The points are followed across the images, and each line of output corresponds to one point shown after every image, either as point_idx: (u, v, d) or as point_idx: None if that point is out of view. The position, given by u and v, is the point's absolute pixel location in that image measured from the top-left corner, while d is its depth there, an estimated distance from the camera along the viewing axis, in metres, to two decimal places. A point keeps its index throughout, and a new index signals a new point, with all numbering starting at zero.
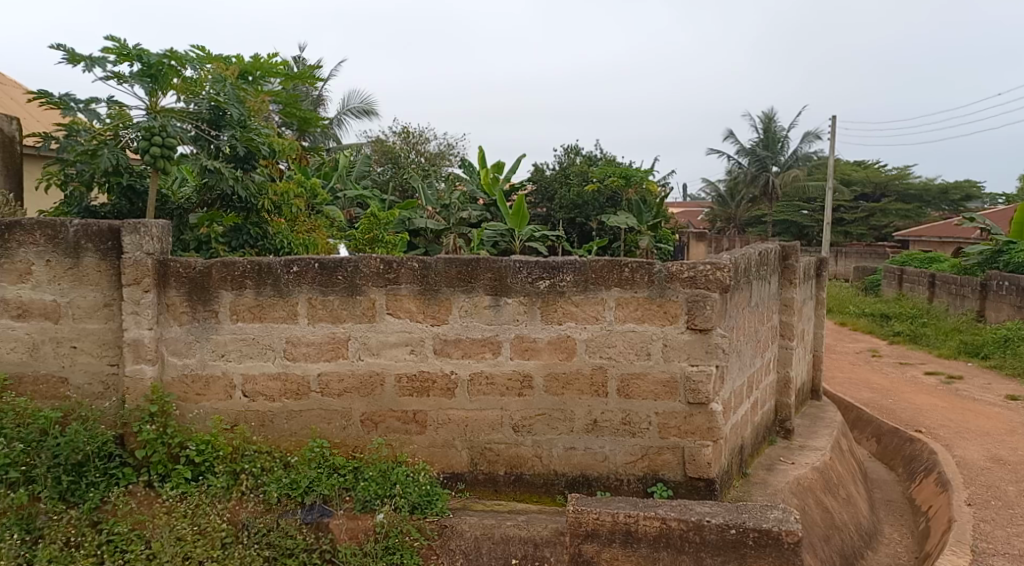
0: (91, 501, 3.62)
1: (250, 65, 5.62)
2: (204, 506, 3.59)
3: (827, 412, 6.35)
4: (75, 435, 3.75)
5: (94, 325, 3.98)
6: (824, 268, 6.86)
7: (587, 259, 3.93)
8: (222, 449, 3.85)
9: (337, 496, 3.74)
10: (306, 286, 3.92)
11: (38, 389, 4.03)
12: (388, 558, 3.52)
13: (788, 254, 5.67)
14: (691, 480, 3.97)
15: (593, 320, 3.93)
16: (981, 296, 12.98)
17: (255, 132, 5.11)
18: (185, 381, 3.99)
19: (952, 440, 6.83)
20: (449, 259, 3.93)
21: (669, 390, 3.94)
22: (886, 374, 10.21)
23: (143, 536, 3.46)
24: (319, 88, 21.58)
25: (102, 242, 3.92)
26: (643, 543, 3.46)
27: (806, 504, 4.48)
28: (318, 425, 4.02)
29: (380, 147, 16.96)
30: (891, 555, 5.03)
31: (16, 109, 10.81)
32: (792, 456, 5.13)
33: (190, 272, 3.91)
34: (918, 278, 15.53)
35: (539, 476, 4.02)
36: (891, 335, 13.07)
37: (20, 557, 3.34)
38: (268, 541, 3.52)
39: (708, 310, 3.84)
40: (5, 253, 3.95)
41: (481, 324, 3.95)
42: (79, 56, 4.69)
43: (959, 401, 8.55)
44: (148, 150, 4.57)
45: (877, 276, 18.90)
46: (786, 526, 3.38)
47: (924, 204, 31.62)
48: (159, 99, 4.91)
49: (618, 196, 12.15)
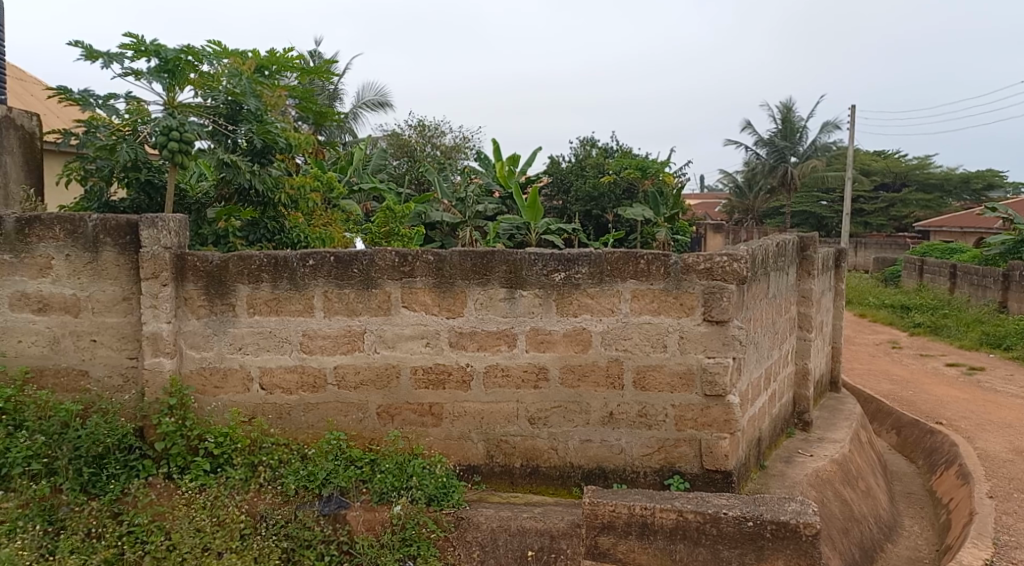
0: (112, 493, 3.67)
1: (266, 60, 5.53)
2: (223, 497, 3.61)
3: (847, 404, 6.30)
4: (96, 427, 3.82)
5: (113, 319, 4.02)
6: (844, 258, 6.78)
7: (603, 251, 3.91)
8: (239, 442, 3.88)
9: (354, 488, 3.76)
10: (322, 279, 3.93)
11: (59, 381, 4.08)
12: (405, 549, 3.54)
13: (806, 245, 5.60)
14: (708, 472, 3.95)
15: (609, 313, 3.92)
16: (1003, 287, 12.79)
17: (271, 124, 5.09)
18: (203, 373, 4.02)
19: (974, 432, 6.75)
20: (464, 251, 3.93)
21: (685, 382, 3.92)
22: (907, 365, 10.12)
23: (163, 527, 3.50)
24: (336, 84, 21.69)
25: (120, 236, 3.95)
26: (659, 536, 3.45)
27: (824, 496, 4.45)
28: (334, 417, 4.04)
29: (395, 139, 16.94)
30: (911, 547, 4.99)
31: (37, 104, 10.95)
32: (811, 448, 5.10)
33: (207, 266, 3.93)
34: (939, 269, 15.33)
35: (554, 469, 4.02)
36: (911, 326, 12.93)
37: (42, 548, 3.37)
38: (286, 533, 3.55)
39: (724, 302, 3.82)
40: (26, 248, 4.00)
41: (497, 316, 3.94)
42: (97, 53, 4.72)
43: (980, 393, 8.45)
44: (165, 145, 4.57)
45: (896, 268, 18.71)
46: (804, 519, 3.36)
47: (946, 194, 31.22)
48: (177, 94, 4.94)
49: (634, 187, 12.10)
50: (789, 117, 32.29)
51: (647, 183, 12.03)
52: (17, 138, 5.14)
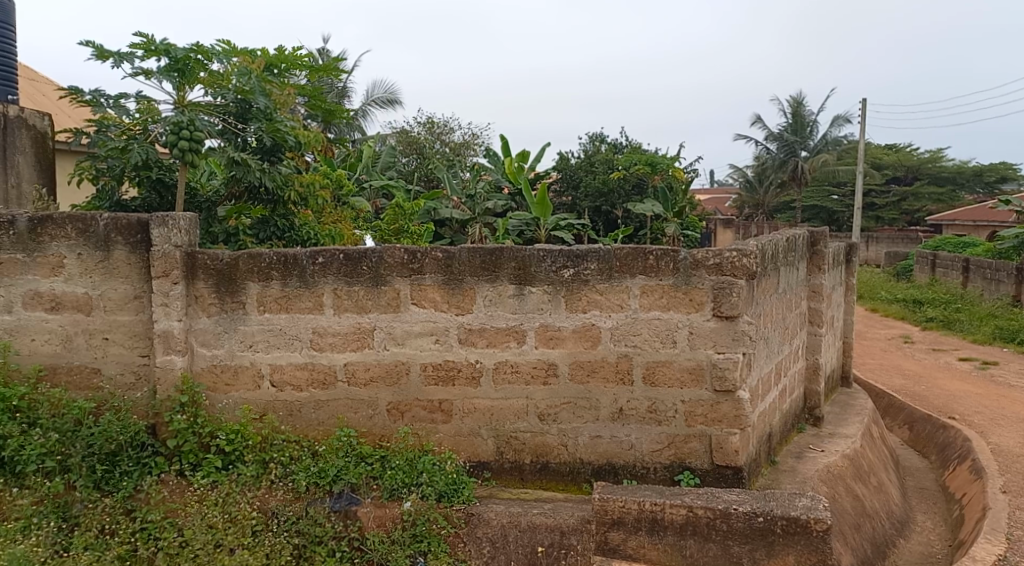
0: (125, 490, 3.71)
1: (276, 58, 5.52)
2: (234, 494, 3.64)
3: (858, 399, 6.27)
4: (109, 425, 3.85)
5: (125, 317, 4.05)
6: (854, 253, 6.74)
7: (611, 247, 3.90)
8: (250, 439, 3.91)
9: (365, 484, 3.78)
10: (331, 277, 3.95)
11: (71, 379, 4.12)
12: (415, 545, 3.55)
13: (816, 240, 5.56)
14: (718, 468, 3.95)
15: (618, 308, 3.91)
16: (1017, 280, 12.66)
17: (281, 122, 5.12)
18: (214, 371, 4.04)
19: (988, 427, 6.69)
20: (473, 248, 3.93)
21: (695, 377, 3.91)
22: (919, 360, 10.05)
23: (176, 524, 3.53)
24: (344, 82, 21.73)
25: (132, 236, 3.98)
26: (669, 532, 3.45)
27: (836, 491, 4.42)
28: (344, 414, 4.05)
29: (405, 136, 16.93)
30: (924, 543, 4.96)
31: (49, 105, 11.00)
32: (822, 443, 5.08)
33: (217, 264, 3.95)
34: (952, 262, 15.22)
35: (564, 465, 4.02)
36: (924, 321, 12.85)
37: (57, 544, 3.40)
38: (298, 529, 3.58)
39: (734, 297, 3.81)
40: (38, 247, 4.03)
41: (505, 313, 3.95)
42: (108, 53, 4.75)
43: (994, 387, 8.39)
44: (176, 144, 4.61)
45: (908, 262, 18.58)
46: (815, 515, 3.35)
47: (958, 188, 30.98)
48: (188, 93, 4.97)
49: (644, 183, 12.00)
50: (799, 111, 32.03)
51: (655, 178, 12.03)
52: (29, 138, 5.16)
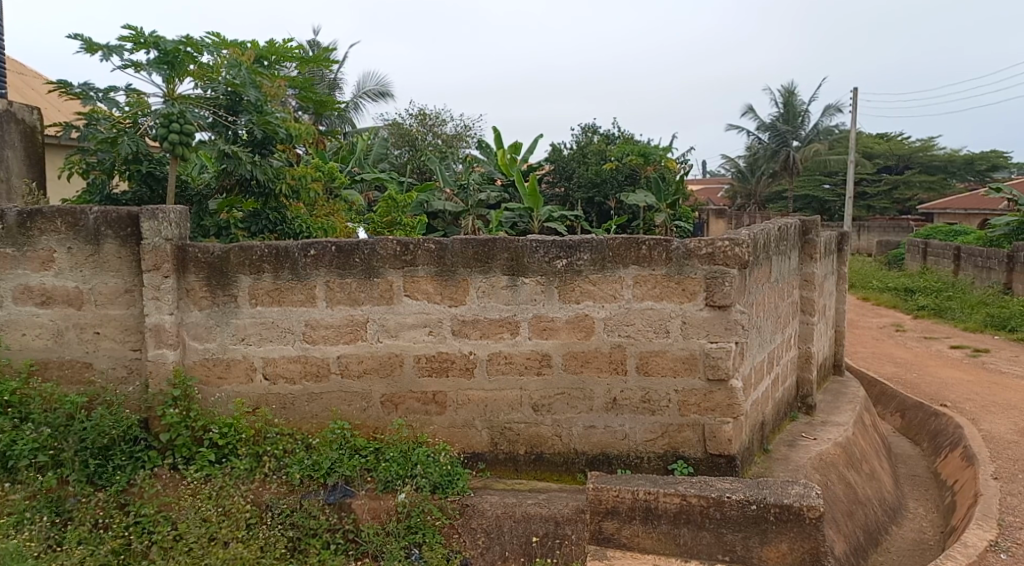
0: (118, 484, 3.70)
1: (265, 51, 5.43)
2: (229, 487, 3.62)
3: (850, 387, 6.30)
4: (102, 419, 3.85)
5: (116, 311, 4.03)
6: (845, 242, 6.75)
7: (605, 238, 3.90)
8: (244, 432, 3.90)
9: (359, 477, 3.77)
10: (324, 269, 3.93)
11: (63, 373, 4.10)
12: (410, 537, 3.56)
13: (807, 229, 5.58)
14: (712, 457, 3.96)
15: (611, 299, 3.91)
16: (1009, 268, 12.70)
17: (272, 115, 5.08)
18: (207, 364, 4.02)
19: (979, 414, 6.73)
20: (466, 239, 3.91)
21: (688, 366, 3.92)
22: (911, 348, 10.09)
23: (169, 518, 3.53)
24: (335, 73, 21.69)
25: (122, 229, 3.96)
26: (663, 520, 3.46)
27: (828, 479, 4.45)
28: (338, 407, 4.05)
29: (396, 128, 16.84)
30: (916, 529, 4.99)
31: (38, 100, 10.93)
32: (815, 431, 5.10)
33: (209, 257, 3.93)
34: (944, 250, 15.27)
35: (558, 455, 4.03)
36: (914, 310, 12.92)
37: (51, 539, 3.40)
38: (292, 521, 3.58)
39: (727, 286, 3.82)
40: (28, 241, 4.00)
41: (499, 304, 3.94)
42: (97, 45, 4.71)
43: (986, 375, 8.43)
44: (166, 137, 4.58)
45: (900, 251, 18.63)
46: (807, 502, 3.36)
47: (949, 176, 31.07)
48: (177, 86, 4.94)
49: (636, 173, 12.08)
50: (791, 100, 32.08)
51: (648, 168, 12.06)
52: (18, 132, 5.13)
